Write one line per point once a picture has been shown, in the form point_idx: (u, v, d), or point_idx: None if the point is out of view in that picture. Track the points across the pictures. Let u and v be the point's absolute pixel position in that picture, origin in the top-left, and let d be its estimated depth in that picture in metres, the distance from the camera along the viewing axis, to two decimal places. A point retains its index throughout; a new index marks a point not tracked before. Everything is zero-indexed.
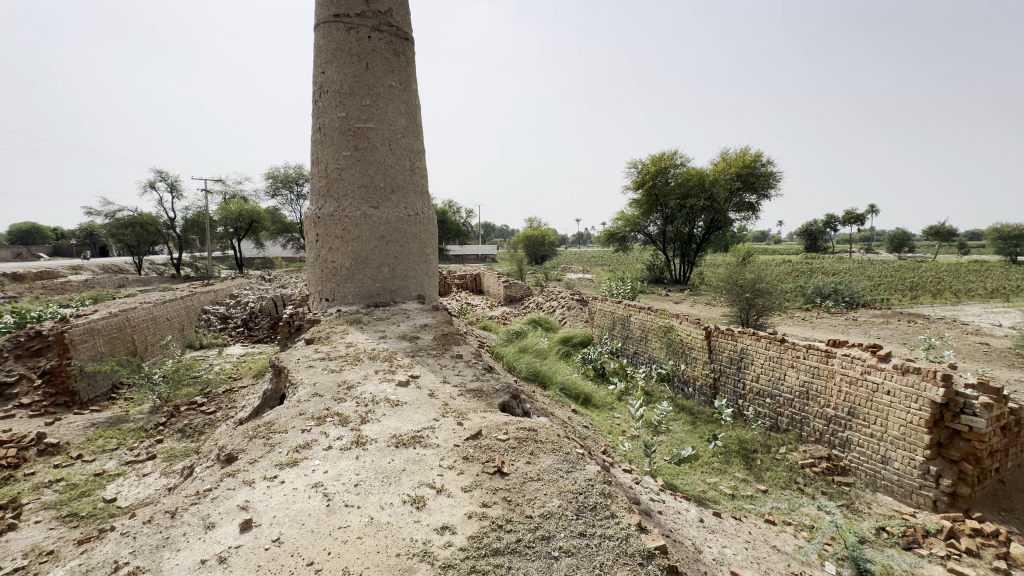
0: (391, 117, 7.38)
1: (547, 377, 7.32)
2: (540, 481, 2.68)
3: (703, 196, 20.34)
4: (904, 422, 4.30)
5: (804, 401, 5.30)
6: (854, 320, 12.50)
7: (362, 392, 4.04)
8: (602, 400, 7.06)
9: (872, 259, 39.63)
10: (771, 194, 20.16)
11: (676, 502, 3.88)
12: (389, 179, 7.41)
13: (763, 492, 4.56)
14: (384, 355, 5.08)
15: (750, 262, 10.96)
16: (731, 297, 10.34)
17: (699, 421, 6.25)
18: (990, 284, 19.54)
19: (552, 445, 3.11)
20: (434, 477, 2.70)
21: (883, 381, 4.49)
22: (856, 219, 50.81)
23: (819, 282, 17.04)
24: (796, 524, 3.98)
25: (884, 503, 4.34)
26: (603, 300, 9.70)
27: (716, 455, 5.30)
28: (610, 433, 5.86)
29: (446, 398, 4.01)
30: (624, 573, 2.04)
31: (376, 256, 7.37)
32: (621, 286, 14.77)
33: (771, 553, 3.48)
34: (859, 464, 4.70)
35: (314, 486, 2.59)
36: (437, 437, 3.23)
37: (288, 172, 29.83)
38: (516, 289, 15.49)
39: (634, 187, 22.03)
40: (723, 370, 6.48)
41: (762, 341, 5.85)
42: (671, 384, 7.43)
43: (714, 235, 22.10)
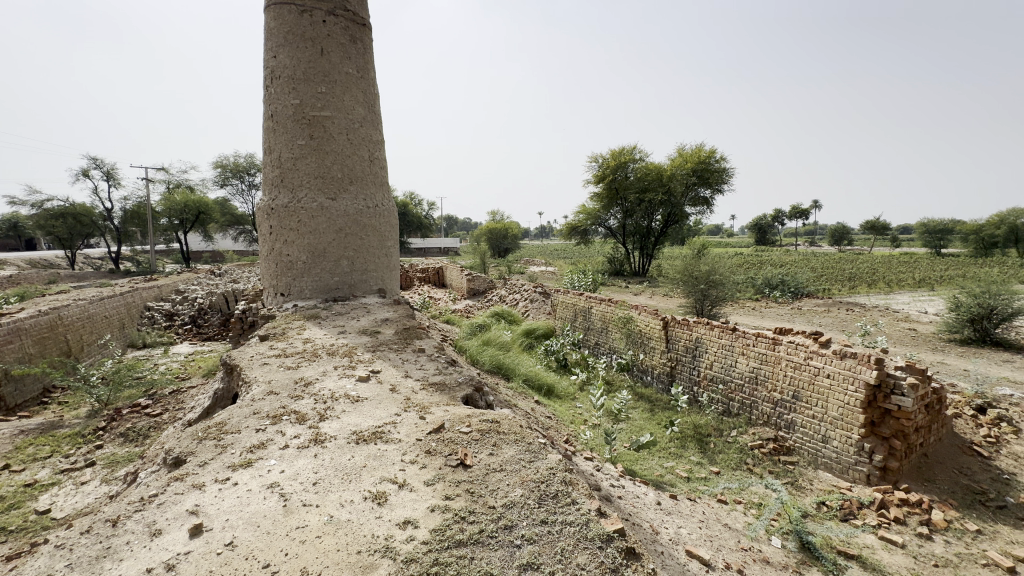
0: (348, 105, 7.14)
1: (510, 369, 7.38)
2: (502, 472, 2.70)
3: (661, 190, 20.92)
4: (842, 403, 4.62)
5: (753, 386, 5.59)
6: (800, 309, 13.24)
7: (320, 389, 3.93)
8: (564, 390, 7.18)
9: (815, 251, 42.07)
10: (724, 189, 20.98)
11: (635, 487, 4.02)
12: (346, 170, 7.19)
13: (715, 473, 4.79)
14: (343, 350, 4.96)
15: (704, 254, 11.40)
16: (687, 288, 10.73)
17: (657, 408, 6.47)
18: (918, 274, 21.19)
19: (514, 436, 3.14)
20: (396, 472, 2.67)
21: (824, 366, 4.79)
22: (800, 214, 53.81)
23: (768, 273, 17.95)
24: (745, 503, 4.21)
25: (824, 479, 4.66)
26: (564, 292, 9.84)
27: (673, 440, 5.51)
28: (572, 422, 5.97)
29: (408, 393, 3.97)
30: (584, 557, 2.10)
31: (334, 249, 7.15)
32: (583, 278, 14.99)
33: (723, 531, 3.66)
34: (802, 444, 5.02)
35: (270, 486, 2.51)
36: (399, 431, 3.19)
37: (237, 160, 28.37)
38: (478, 283, 15.45)
39: (595, 181, 22.38)
40: (679, 358, 6.73)
41: (715, 330, 6.11)
42: (630, 373, 7.66)
43: (672, 228, 22.80)
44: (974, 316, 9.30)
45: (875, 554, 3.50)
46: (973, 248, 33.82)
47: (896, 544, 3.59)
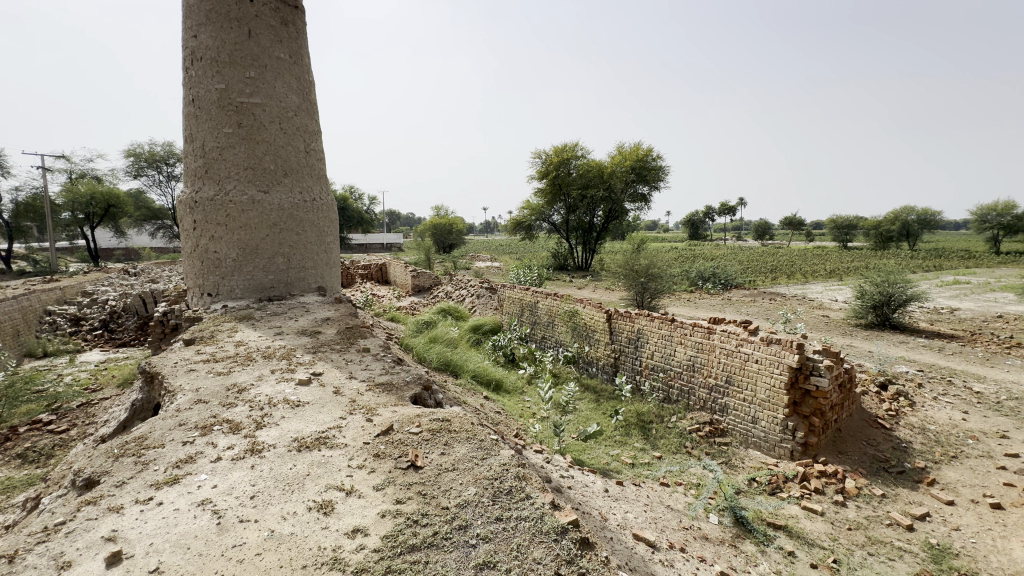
0: (280, 92, 6.72)
1: (458, 365, 7.30)
2: (455, 471, 2.66)
3: (602, 186, 21.52)
4: (769, 386, 4.97)
5: (691, 373, 5.89)
6: (729, 299, 14.14)
7: (256, 395, 3.68)
8: (512, 385, 7.21)
9: (742, 246, 45.11)
10: (661, 186, 21.93)
11: (584, 476, 4.11)
12: (280, 161, 6.77)
13: (658, 458, 5.00)
14: (280, 353, 4.68)
15: (644, 248, 11.87)
16: (628, 282, 11.12)
17: (602, 398, 6.66)
18: (829, 266, 23.33)
19: (466, 433, 3.10)
20: (343, 479, 2.55)
21: (753, 352, 5.14)
22: (728, 211, 57.48)
23: (701, 266, 19.01)
24: (685, 484, 4.43)
25: (754, 457, 5.00)
26: (511, 287, 9.87)
27: (618, 428, 5.70)
28: (521, 416, 6.01)
29: (354, 394, 3.81)
30: (541, 551, 2.11)
31: (267, 245, 6.72)
32: (528, 273, 15.17)
33: (666, 512, 3.83)
34: (735, 425, 5.36)
35: (201, 503, 2.31)
36: (344, 436, 3.05)
37: (153, 148, 25.91)
38: (423, 279, 15.17)
39: (538, 176, 22.63)
40: (622, 349, 6.96)
41: (655, 321, 6.37)
42: (576, 365, 7.84)
43: (612, 224, 23.54)
44: (876, 303, 10.37)
45: (799, 524, 3.80)
46: (873, 241, 37.70)
47: (817, 513, 3.93)
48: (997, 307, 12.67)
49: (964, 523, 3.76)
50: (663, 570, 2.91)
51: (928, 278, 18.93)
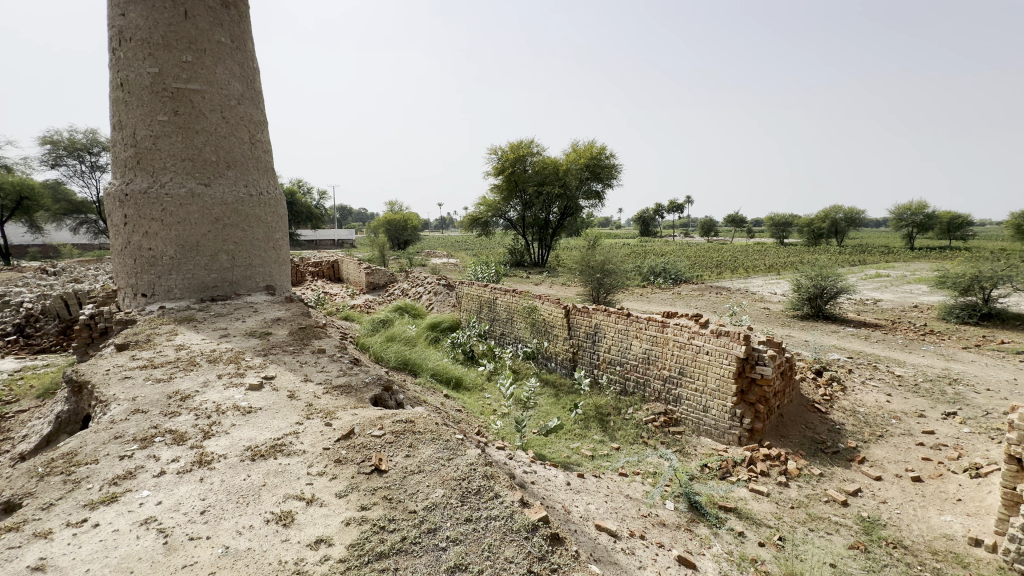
0: (221, 79, 6.31)
1: (417, 364, 7.17)
2: (421, 473, 2.61)
3: (557, 183, 21.80)
4: (719, 375, 5.21)
5: (646, 365, 6.07)
6: (679, 294, 14.70)
7: (202, 402, 3.45)
8: (472, 382, 7.17)
9: (689, 242, 47.04)
10: (614, 184, 22.46)
11: (546, 470, 4.15)
12: (222, 153, 6.37)
13: (616, 449, 5.13)
14: (226, 356, 4.41)
15: (599, 244, 12.12)
16: (585, 278, 11.34)
17: (562, 393, 6.75)
18: (768, 261, 24.79)
19: (431, 434, 3.05)
20: (302, 487, 2.44)
21: (704, 344, 5.36)
22: (676, 209, 59.83)
23: (652, 262, 19.66)
24: (643, 473, 4.58)
25: (705, 444, 5.24)
26: (469, 284, 9.80)
27: (577, 422, 5.80)
28: (482, 413, 5.98)
29: (309, 398, 3.65)
30: (512, 550, 2.11)
31: (209, 242, 6.30)
32: (486, 269, 15.14)
33: (626, 501, 3.93)
34: (687, 415, 5.59)
35: (145, 522, 2.13)
36: (302, 442, 2.92)
37: (73, 136, 23.69)
38: (378, 277, 14.77)
39: (495, 173, 22.61)
40: (581, 344, 7.07)
41: (612, 316, 6.51)
42: (535, 360, 7.89)
43: (568, 221, 23.89)
44: (811, 295, 11.11)
45: (748, 505, 4.01)
46: (807, 238, 40.39)
47: (764, 494, 4.17)
48: (913, 298, 13.91)
49: (890, 496, 4.11)
50: (626, 558, 2.99)
51: (854, 272, 20.52)
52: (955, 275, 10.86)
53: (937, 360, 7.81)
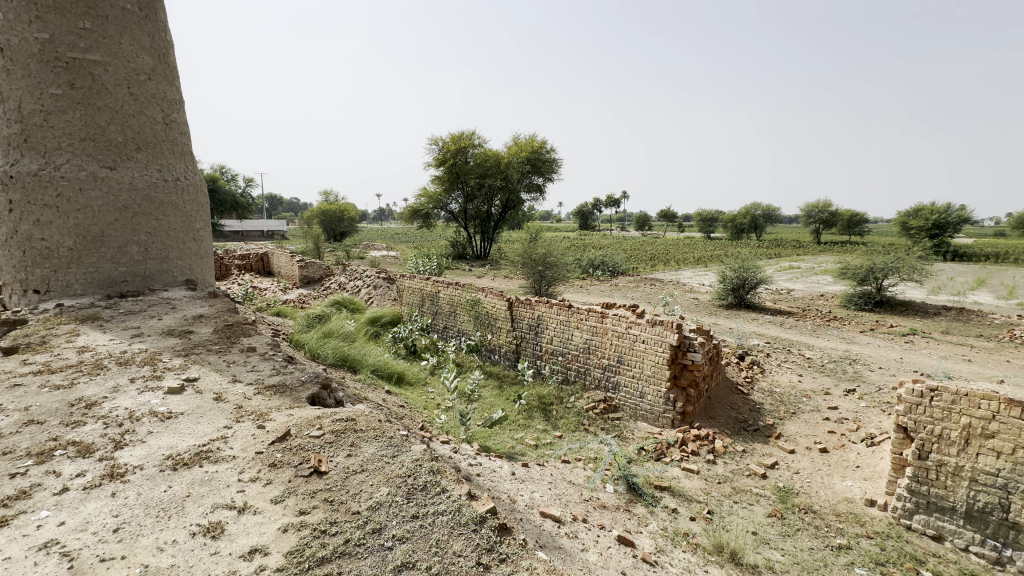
0: (127, 50, 5.68)
1: (357, 360, 6.92)
2: (364, 472, 2.53)
3: (499, 176, 21.78)
4: (654, 362, 5.48)
5: (587, 355, 6.25)
6: (616, 285, 15.29)
7: (111, 409, 3.11)
8: (415, 377, 7.05)
9: (625, 236, 48.85)
10: (554, 178, 22.80)
11: (492, 462, 4.17)
12: (130, 133, 5.76)
13: (559, 438, 5.26)
14: (140, 358, 4.01)
15: (540, 237, 12.28)
16: (527, 270, 11.45)
17: (505, 384, 6.80)
18: (696, 254, 26.36)
19: (373, 432, 2.97)
20: (233, 496, 2.28)
21: (640, 333, 5.61)
22: (613, 204, 61.89)
23: (591, 254, 20.23)
24: (584, 459, 4.73)
25: (642, 428, 5.50)
26: (410, 277, 9.57)
27: (521, 412, 5.88)
28: (425, 408, 5.89)
29: (239, 400, 3.42)
30: (461, 543, 2.11)
31: (117, 232, 5.68)
32: (427, 262, 14.86)
33: (568, 487, 4.05)
34: (625, 401, 5.83)
35: (44, 547, 1.89)
36: (232, 447, 2.73)
37: None
38: (313, 270, 14.08)
39: (435, 163, 22.18)
40: (524, 336, 7.15)
41: (553, 307, 6.64)
42: (479, 353, 7.90)
43: (509, 214, 23.98)
44: (734, 286, 11.96)
45: (681, 484, 4.26)
46: (730, 233, 43.34)
47: (694, 472, 4.46)
48: (819, 288, 15.41)
49: (802, 466, 4.54)
50: (570, 542, 3.08)
51: (770, 264, 22.39)
52: (853, 267, 12.14)
53: (839, 343, 8.71)
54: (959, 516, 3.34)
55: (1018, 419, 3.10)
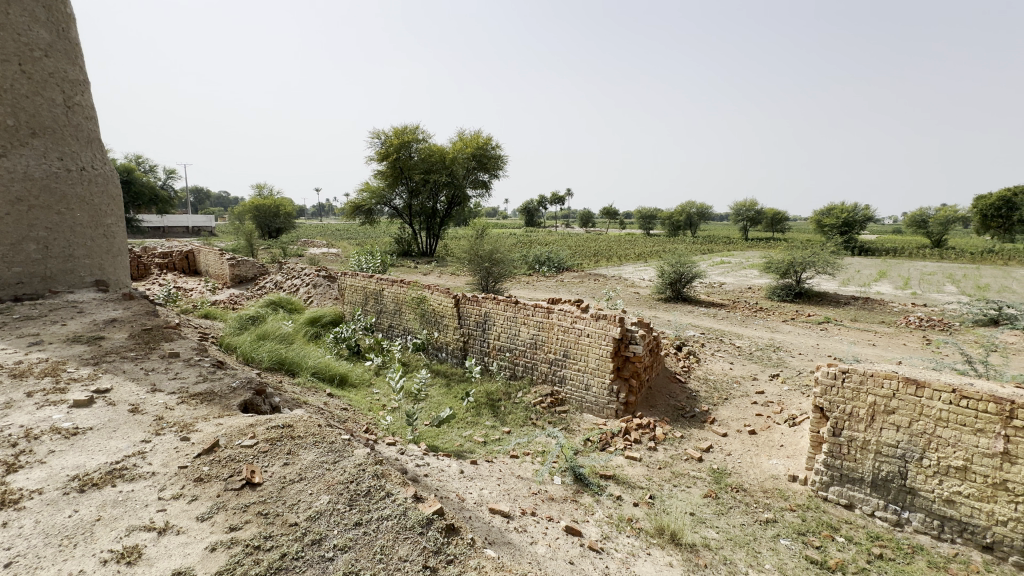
0: (18, 22, 5.05)
1: (295, 363, 6.58)
2: (302, 481, 2.41)
3: (444, 172, 21.50)
4: (598, 356, 5.64)
5: (534, 350, 6.32)
6: (562, 281, 15.58)
7: (3, 428, 2.75)
8: (359, 378, 6.80)
9: (570, 233, 49.89)
10: (500, 174, 22.83)
11: (440, 461, 4.12)
12: (23, 116, 5.12)
13: (507, 433, 5.28)
14: (40, 369, 3.58)
15: (487, 233, 12.26)
16: (473, 267, 11.40)
17: (453, 382, 6.74)
18: (637, 250, 27.42)
19: (313, 439, 2.84)
20: (152, 516, 2.08)
21: (585, 327, 5.75)
22: (557, 201, 62.91)
23: (537, 251, 20.47)
24: (532, 453, 4.78)
25: (587, 419, 5.65)
26: (352, 274, 9.23)
27: (470, 409, 5.85)
28: (370, 410, 5.71)
29: (160, 411, 3.14)
30: (406, 548, 2.06)
31: (9, 227, 5.02)
32: (371, 260, 14.40)
33: (517, 482, 4.08)
34: (571, 394, 5.96)
35: None
36: (151, 463, 2.50)
37: None
38: (245, 269, 13.22)
39: (378, 158, 21.50)
40: (471, 332, 7.11)
41: (500, 304, 6.65)
42: (425, 352, 7.76)
43: (455, 210, 23.75)
44: (672, 280, 12.56)
45: (624, 471, 4.42)
46: (668, 230, 45.47)
47: (637, 459, 4.64)
48: (747, 281, 16.53)
49: (733, 448, 4.85)
50: (519, 536, 3.11)
51: (704, 259, 23.74)
52: (777, 261, 13.09)
53: (765, 332, 9.38)
54: (867, 485, 3.70)
55: (913, 395, 3.47)
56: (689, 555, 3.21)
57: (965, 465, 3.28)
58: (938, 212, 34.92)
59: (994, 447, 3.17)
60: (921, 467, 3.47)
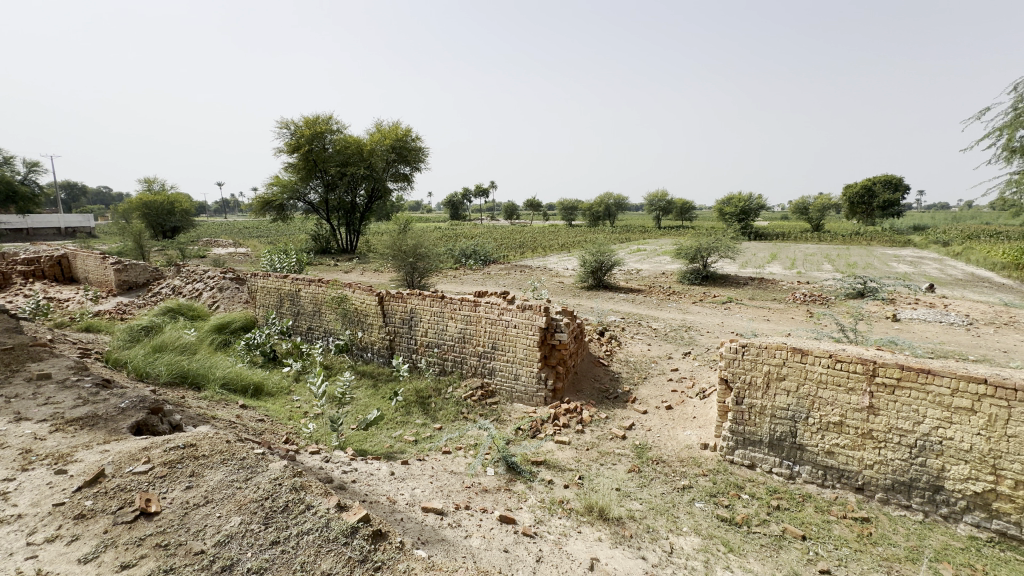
0: None
1: (200, 375, 5.99)
2: (209, 504, 2.22)
3: (362, 164, 20.56)
4: (526, 346, 5.74)
5: (462, 345, 6.29)
6: (489, 273, 15.62)
7: None
8: (276, 386, 6.34)
9: (495, 225, 50.03)
10: (422, 167, 22.29)
11: (368, 464, 3.97)
12: None
13: (438, 430, 5.22)
14: None
15: (410, 228, 11.93)
16: (397, 262, 11.06)
17: (380, 382, 6.52)
18: (561, 241, 28.20)
19: (220, 456, 2.62)
20: (19, 566, 1.80)
21: (512, 319, 5.82)
22: (482, 193, 62.77)
23: (463, 244, 20.33)
24: (464, 447, 4.76)
25: (518, 408, 5.75)
26: (263, 275, 8.58)
27: (399, 409, 5.70)
28: (290, 418, 5.37)
29: (27, 442, 2.71)
30: (330, 561, 1.98)
31: None
32: (285, 259, 13.45)
33: (450, 477, 4.06)
34: (501, 385, 6.02)
35: None
36: (16, 505, 2.16)
37: None
38: (134, 274, 11.79)
39: (287, 149, 20.04)
40: (397, 330, 6.91)
41: (426, 299, 6.52)
42: (349, 353, 7.42)
43: (376, 204, 22.85)
44: (593, 268, 13.09)
45: (555, 456, 4.56)
46: (588, 220, 47.28)
47: (566, 443, 4.80)
48: (661, 266, 17.69)
49: (652, 424, 5.18)
50: (453, 532, 3.10)
51: (622, 247, 25.02)
52: (686, 247, 14.07)
53: (678, 313, 10.11)
54: (765, 446, 4.14)
55: (799, 362, 3.92)
56: (616, 528, 3.39)
57: (840, 420, 3.77)
58: (816, 200, 39.66)
59: (862, 402, 3.67)
60: (807, 425, 3.94)
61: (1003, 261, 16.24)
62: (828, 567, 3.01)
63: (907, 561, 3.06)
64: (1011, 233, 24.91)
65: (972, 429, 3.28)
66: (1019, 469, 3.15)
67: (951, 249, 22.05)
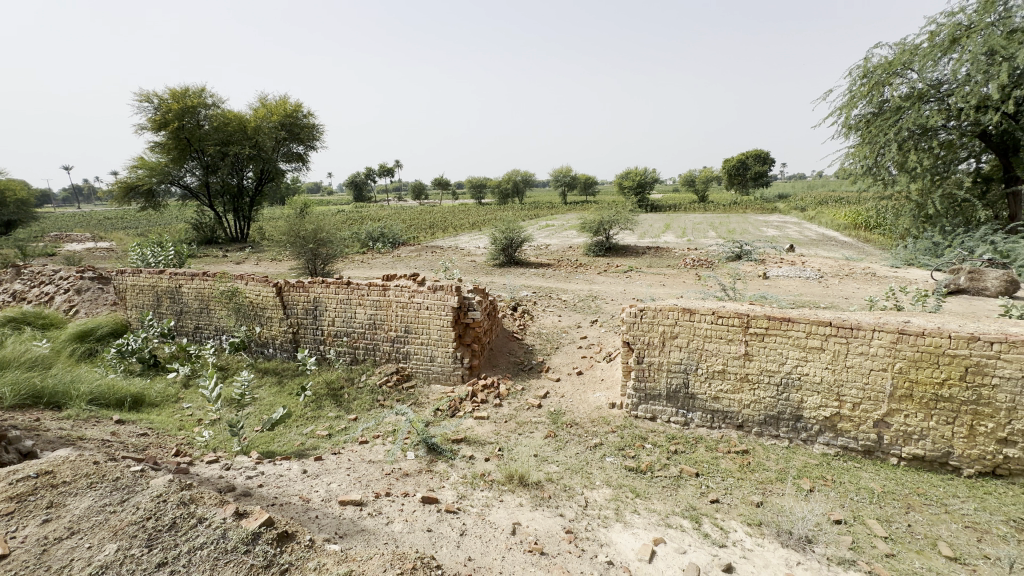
0: None
1: (58, 393, 5.15)
2: (76, 535, 1.95)
3: (247, 143, 18.60)
4: (440, 327, 5.68)
5: (373, 331, 6.07)
6: (399, 256, 15.13)
7: None
8: (160, 396, 5.65)
9: (402, 207, 48.18)
10: (317, 145, 20.73)
11: (277, 465, 3.73)
12: None
13: (353, 420, 5.03)
14: None
15: (308, 211, 11.10)
16: (296, 249, 10.27)
17: (286, 378, 6.09)
18: (471, 219, 28.12)
19: (88, 480, 2.30)
20: None
21: (424, 301, 5.71)
22: (386, 173, 60.09)
23: (369, 227, 19.41)
24: (382, 434, 4.65)
25: (435, 389, 5.72)
26: (133, 272, 7.50)
27: (308, 404, 5.39)
28: (181, 428, 4.83)
29: None
30: (230, 572, 1.86)
31: None
32: (160, 252, 11.83)
33: (368, 466, 3.95)
34: (417, 368, 5.93)
35: None
36: None
37: None
38: None
39: (152, 126, 17.43)
40: (300, 321, 6.46)
41: (331, 287, 6.17)
42: (247, 351, 6.81)
43: (267, 186, 20.94)
44: (504, 245, 13.23)
45: (474, 432, 4.62)
46: (498, 198, 47.46)
47: (485, 418, 4.89)
48: (569, 241, 18.41)
49: (566, 391, 5.45)
50: (373, 520, 3.04)
51: (532, 223, 25.56)
52: (589, 221, 14.72)
53: (586, 284, 10.64)
54: (664, 399, 4.56)
55: (688, 320, 4.34)
56: (535, 492, 3.56)
57: (723, 368, 4.27)
58: (701, 174, 43.53)
59: (739, 350, 4.18)
60: (697, 375, 4.40)
61: (845, 222, 19.21)
62: (717, 496, 3.44)
63: (777, 482, 3.60)
64: (850, 199, 29.50)
65: (822, 364, 3.89)
66: (855, 394, 3.81)
67: (807, 213, 25.58)
